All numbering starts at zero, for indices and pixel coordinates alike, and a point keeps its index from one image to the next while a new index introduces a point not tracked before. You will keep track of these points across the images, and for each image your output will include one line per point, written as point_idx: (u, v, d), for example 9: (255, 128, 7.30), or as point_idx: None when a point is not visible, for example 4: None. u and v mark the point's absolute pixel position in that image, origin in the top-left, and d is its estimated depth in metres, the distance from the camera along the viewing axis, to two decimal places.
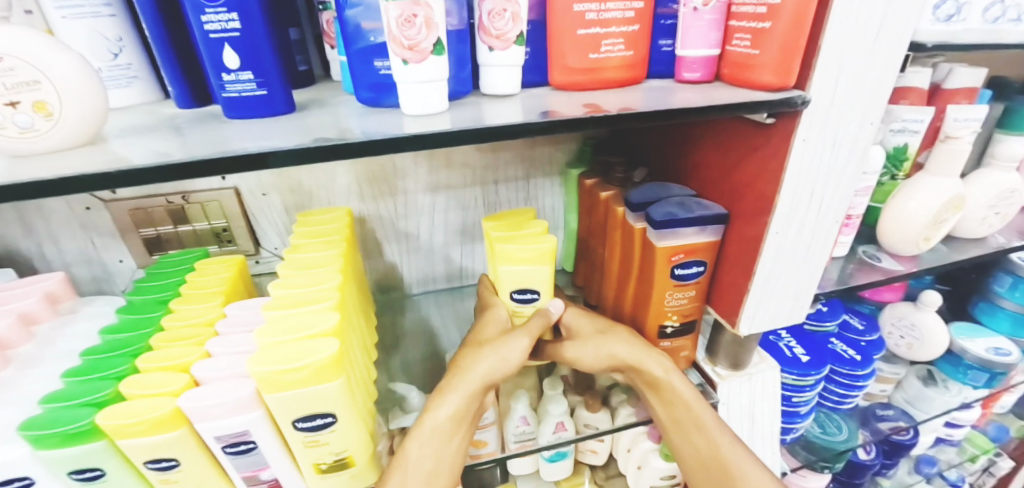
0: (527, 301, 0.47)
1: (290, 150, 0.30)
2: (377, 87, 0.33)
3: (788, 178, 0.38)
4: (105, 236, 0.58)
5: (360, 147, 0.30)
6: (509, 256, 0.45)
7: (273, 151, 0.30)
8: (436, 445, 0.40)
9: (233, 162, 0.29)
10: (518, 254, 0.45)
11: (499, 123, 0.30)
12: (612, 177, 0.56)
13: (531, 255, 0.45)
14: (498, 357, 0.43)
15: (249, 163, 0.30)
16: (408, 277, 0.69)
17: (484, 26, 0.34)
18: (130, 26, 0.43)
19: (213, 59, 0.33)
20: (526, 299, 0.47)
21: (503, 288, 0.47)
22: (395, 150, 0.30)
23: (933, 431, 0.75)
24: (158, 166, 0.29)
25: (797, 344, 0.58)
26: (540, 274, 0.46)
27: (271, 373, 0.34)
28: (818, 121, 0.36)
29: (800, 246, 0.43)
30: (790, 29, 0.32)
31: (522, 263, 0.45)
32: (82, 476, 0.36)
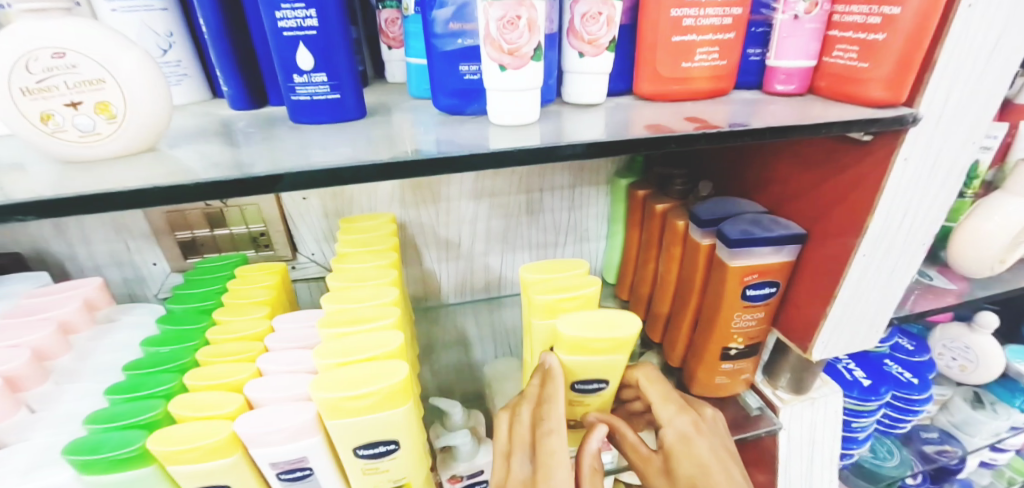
0: (591, 390, 0.41)
1: (370, 166, 0.28)
2: (461, 93, 0.31)
3: (882, 200, 0.36)
4: (139, 238, 0.58)
5: (440, 162, 0.28)
6: (578, 347, 0.38)
7: (352, 166, 0.27)
8: None
9: (307, 179, 0.27)
10: (590, 347, 0.38)
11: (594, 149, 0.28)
12: (669, 189, 0.53)
13: (606, 346, 0.38)
14: None
15: (327, 180, 0.28)
16: (446, 285, 0.67)
17: (575, 30, 0.31)
18: (181, 21, 0.41)
19: (286, 59, 0.30)
20: (591, 390, 0.41)
21: None
22: (485, 166, 0.28)
23: (977, 455, 0.73)
24: (231, 178, 0.27)
25: (857, 367, 0.56)
26: (612, 364, 0.40)
27: (336, 399, 0.32)
28: (922, 140, 0.34)
29: (883, 270, 0.40)
30: (907, 43, 0.30)
31: (593, 356, 0.39)
32: None
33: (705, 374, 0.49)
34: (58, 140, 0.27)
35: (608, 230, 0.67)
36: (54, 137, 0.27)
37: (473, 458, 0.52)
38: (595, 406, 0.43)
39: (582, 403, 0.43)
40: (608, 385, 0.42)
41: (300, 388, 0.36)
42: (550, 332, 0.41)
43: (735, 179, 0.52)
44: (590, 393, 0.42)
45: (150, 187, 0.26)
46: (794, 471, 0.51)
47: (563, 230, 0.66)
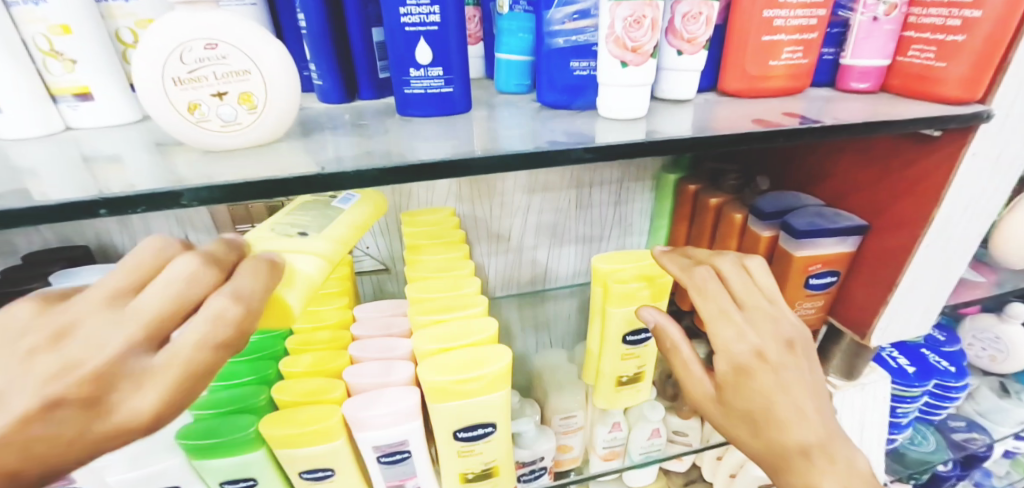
0: (639, 341, 0.45)
1: (497, 158, 0.29)
2: (570, 89, 0.32)
3: (950, 192, 0.38)
4: (200, 232, 0.60)
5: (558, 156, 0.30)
6: (627, 296, 0.42)
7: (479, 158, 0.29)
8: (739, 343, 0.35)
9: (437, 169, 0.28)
10: (636, 294, 0.43)
11: (698, 135, 0.30)
12: (724, 184, 0.55)
13: (649, 294, 0.43)
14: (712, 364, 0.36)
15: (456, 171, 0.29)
16: (493, 278, 0.69)
17: (675, 29, 0.33)
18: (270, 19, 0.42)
19: (405, 54, 0.32)
20: (640, 341, 0.45)
21: (613, 332, 0.44)
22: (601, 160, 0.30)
23: (1002, 443, 0.76)
24: (369, 168, 0.28)
25: (900, 355, 0.58)
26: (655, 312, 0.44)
27: (446, 382, 0.34)
28: (991, 136, 0.36)
29: (941, 261, 0.43)
30: (988, 44, 0.32)
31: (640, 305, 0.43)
32: (312, 476, 0.36)
33: None
34: (203, 130, 0.28)
35: (650, 224, 0.69)
36: (198, 126, 0.28)
37: (536, 445, 0.54)
38: (643, 361, 0.47)
39: (631, 357, 0.46)
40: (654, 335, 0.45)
41: (397, 373, 0.38)
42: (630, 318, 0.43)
43: (788, 174, 0.54)
44: (639, 345, 0.45)
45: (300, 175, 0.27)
46: None
47: (609, 223, 0.68)
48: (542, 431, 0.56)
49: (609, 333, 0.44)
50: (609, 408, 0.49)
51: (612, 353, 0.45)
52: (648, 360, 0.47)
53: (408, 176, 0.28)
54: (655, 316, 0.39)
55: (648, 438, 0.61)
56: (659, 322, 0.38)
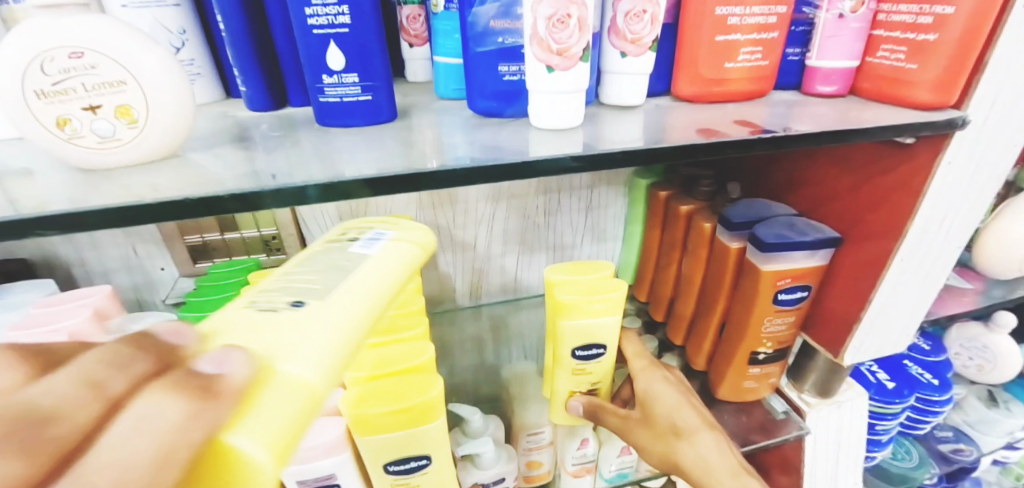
0: (591, 356, 0.42)
1: (409, 174, 0.26)
2: (503, 95, 0.29)
3: (925, 203, 0.35)
4: (149, 243, 0.57)
5: (476, 171, 0.27)
6: (577, 309, 0.40)
7: (386, 173, 0.26)
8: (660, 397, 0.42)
9: (343, 189, 0.26)
10: (586, 307, 0.40)
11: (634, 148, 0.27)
12: (696, 191, 0.52)
13: (603, 308, 0.40)
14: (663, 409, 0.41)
15: (366, 186, 0.26)
16: (460, 288, 0.66)
17: (617, 29, 0.30)
18: (195, 23, 0.40)
19: (315, 59, 0.29)
20: (590, 356, 0.42)
21: (562, 346, 0.41)
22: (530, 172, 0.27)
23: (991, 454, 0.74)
24: (265, 188, 0.25)
25: (880, 369, 0.55)
26: (609, 329, 0.41)
27: (367, 415, 0.31)
28: (967, 143, 0.33)
29: (918, 275, 0.40)
30: (961, 44, 0.29)
31: (589, 319, 0.40)
32: None
33: (731, 381, 0.48)
34: (76, 147, 0.25)
35: (625, 230, 0.66)
36: (71, 143, 0.25)
37: (496, 466, 0.52)
38: (598, 377, 0.44)
39: (583, 372, 0.43)
40: (607, 351, 0.42)
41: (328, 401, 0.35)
42: (580, 333, 0.40)
43: (760, 181, 0.51)
44: (591, 361, 0.42)
45: (190, 197, 0.24)
46: (819, 475, 0.50)
47: (581, 231, 0.65)
48: (503, 449, 0.54)
49: (558, 348, 0.42)
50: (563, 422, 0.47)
51: (562, 367, 0.43)
52: (602, 377, 0.44)
53: (310, 196, 0.26)
54: (585, 399, 0.44)
55: (618, 455, 0.59)
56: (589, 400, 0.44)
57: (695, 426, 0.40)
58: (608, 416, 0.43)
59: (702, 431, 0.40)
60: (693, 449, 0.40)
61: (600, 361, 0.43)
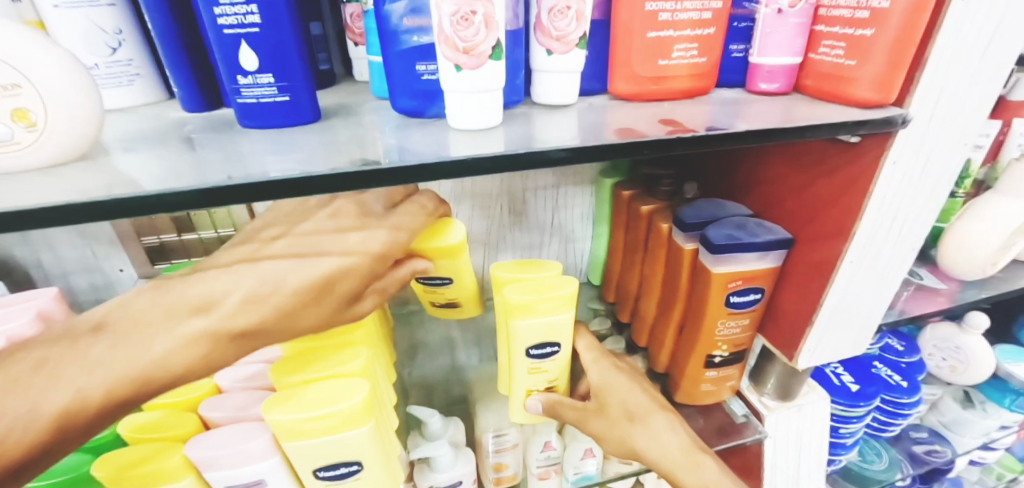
0: (546, 355, 0.41)
1: (284, 179, 0.25)
2: (422, 94, 0.29)
3: (872, 204, 0.34)
4: (104, 244, 0.56)
5: (356, 175, 0.25)
6: (527, 308, 0.38)
7: (288, 176, 0.25)
8: (619, 386, 0.42)
9: (210, 197, 0.24)
10: (537, 306, 0.38)
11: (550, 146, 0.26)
12: (657, 190, 0.51)
13: (553, 306, 0.39)
14: (621, 394, 0.42)
15: (234, 194, 0.24)
16: None
17: (542, 26, 0.29)
18: (132, 20, 0.40)
19: (229, 60, 0.29)
20: (544, 355, 0.40)
21: (516, 346, 0.40)
22: (412, 178, 0.26)
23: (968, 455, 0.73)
24: (157, 191, 0.24)
25: (845, 372, 0.54)
26: (561, 325, 0.40)
27: (292, 422, 0.31)
28: (913, 141, 0.32)
29: (870, 278, 0.39)
30: (898, 39, 0.28)
31: (541, 318, 0.39)
32: None
33: (689, 383, 0.47)
34: None
35: (593, 231, 0.65)
36: None
37: (452, 469, 0.51)
38: (554, 375, 0.42)
39: (539, 372, 0.42)
40: (562, 349, 0.41)
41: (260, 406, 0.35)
42: (535, 332, 0.39)
43: (721, 181, 0.50)
44: (545, 359, 0.41)
45: (99, 199, 0.23)
46: (780, 480, 0.50)
47: (548, 230, 0.64)
48: (461, 451, 0.54)
49: (512, 345, 0.40)
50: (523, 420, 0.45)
51: (517, 367, 0.41)
52: (558, 375, 0.42)
53: (207, 201, 0.24)
54: (544, 397, 0.42)
55: (581, 458, 0.59)
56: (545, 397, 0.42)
57: (647, 410, 0.42)
58: (569, 412, 0.41)
59: (653, 413, 0.42)
60: (646, 433, 0.41)
61: (557, 359, 0.41)
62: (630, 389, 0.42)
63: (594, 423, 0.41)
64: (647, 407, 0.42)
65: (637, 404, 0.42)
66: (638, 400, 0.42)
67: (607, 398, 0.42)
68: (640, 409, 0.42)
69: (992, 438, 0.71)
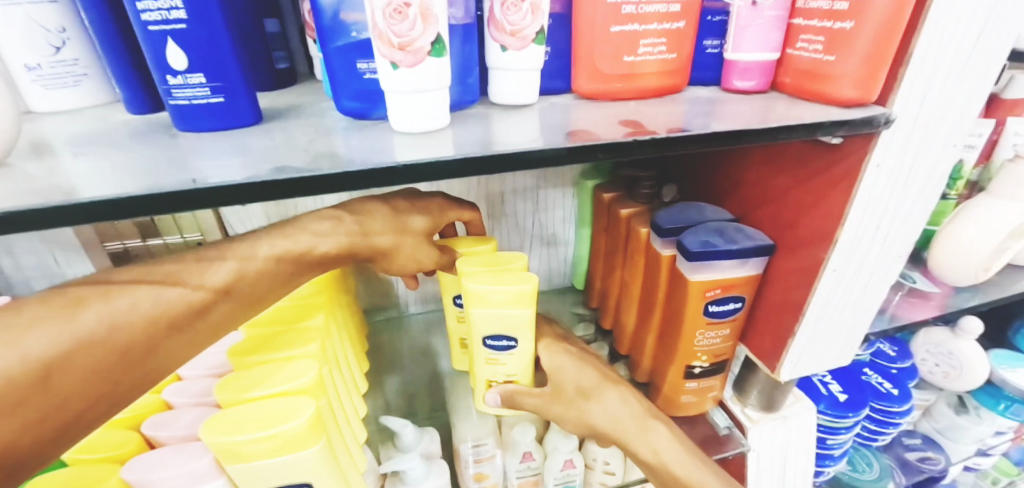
0: (502, 347, 0.38)
1: (232, 186, 0.22)
2: (364, 95, 0.27)
3: (855, 210, 0.32)
4: (68, 251, 0.50)
5: (282, 183, 0.23)
6: (482, 300, 0.37)
7: (207, 184, 0.22)
8: (572, 366, 0.39)
9: (154, 205, 0.22)
10: (491, 298, 0.36)
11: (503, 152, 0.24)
12: (636, 193, 0.49)
13: (505, 298, 0.36)
14: (573, 372, 0.39)
15: (181, 202, 0.22)
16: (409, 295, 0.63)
17: (496, 20, 0.27)
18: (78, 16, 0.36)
19: (156, 58, 0.27)
20: (500, 347, 0.38)
21: (472, 338, 0.39)
22: (373, 184, 0.23)
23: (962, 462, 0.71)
24: (51, 204, 0.21)
25: (833, 380, 0.52)
26: (519, 320, 0.37)
27: (232, 444, 0.29)
28: (897, 143, 0.30)
29: (855, 286, 0.37)
30: (879, 32, 0.26)
31: (496, 309, 0.37)
32: None
33: (668, 395, 0.45)
34: None
35: (576, 233, 0.63)
36: None
37: (424, 482, 0.49)
38: (513, 369, 0.39)
39: (496, 363, 0.39)
40: (521, 344, 0.38)
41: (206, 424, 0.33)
42: (491, 323, 0.37)
43: (702, 183, 0.48)
44: (501, 351, 0.39)
45: (35, 207, 0.21)
46: None
47: (529, 234, 0.62)
48: (435, 464, 0.52)
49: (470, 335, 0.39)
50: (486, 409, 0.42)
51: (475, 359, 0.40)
52: (518, 369, 0.39)
53: (112, 213, 0.22)
54: (504, 387, 0.40)
55: (561, 469, 0.56)
56: (500, 388, 0.40)
57: (599, 384, 0.39)
58: (527, 399, 0.39)
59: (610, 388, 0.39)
60: (601, 407, 0.39)
61: (514, 353, 0.39)
62: (582, 366, 0.40)
63: (551, 407, 0.39)
64: (598, 381, 0.40)
65: (590, 378, 0.39)
66: (591, 377, 0.39)
67: (562, 383, 0.39)
68: (593, 384, 0.39)
69: (986, 444, 0.69)
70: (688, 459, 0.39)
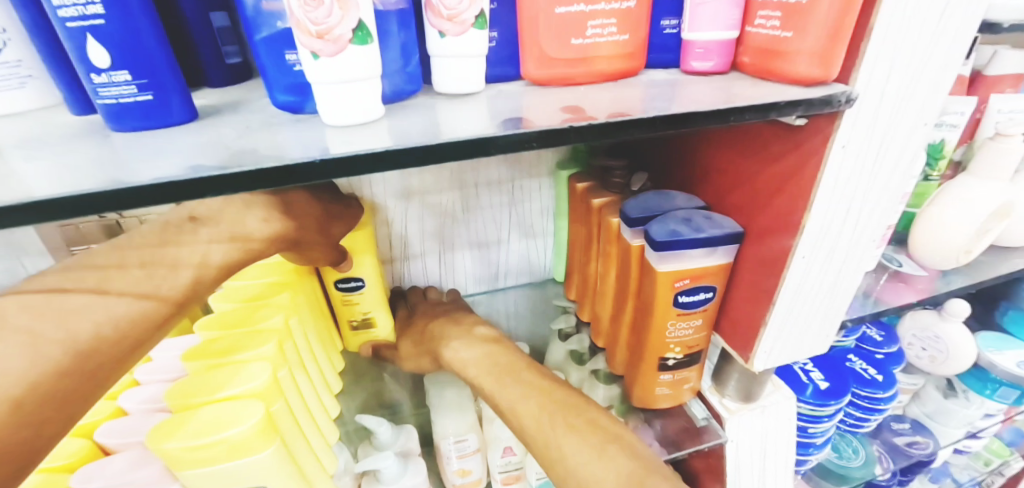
0: (353, 288, 0.52)
1: (152, 185, 0.21)
2: (295, 88, 0.26)
3: (821, 193, 0.31)
4: (33, 255, 0.49)
5: (193, 181, 0.21)
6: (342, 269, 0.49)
7: (122, 186, 0.21)
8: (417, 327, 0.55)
9: (68, 208, 0.20)
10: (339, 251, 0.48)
11: (435, 141, 0.23)
12: (608, 182, 0.48)
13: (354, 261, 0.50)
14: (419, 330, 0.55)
15: (92, 204, 0.21)
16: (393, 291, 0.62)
17: (432, 4, 0.26)
18: (15, 15, 0.34)
19: (77, 55, 0.25)
20: (350, 288, 0.51)
21: (328, 281, 0.51)
22: (305, 177, 0.22)
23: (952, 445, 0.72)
24: None
25: (815, 367, 0.51)
26: (363, 265, 0.50)
27: (180, 450, 0.29)
28: (863, 123, 0.29)
29: (828, 272, 0.35)
30: (836, 6, 0.25)
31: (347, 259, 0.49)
32: None
33: (643, 385, 0.44)
34: None
35: (554, 225, 0.62)
36: None
37: (400, 480, 0.49)
38: (368, 306, 0.53)
39: (355, 302, 0.53)
40: (366, 283, 0.52)
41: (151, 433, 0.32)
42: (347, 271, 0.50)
43: (676, 171, 0.47)
44: (355, 291, 0.52)
45: None
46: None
47: (505, 226, 0.61)
48: (411, 460, 0.52)
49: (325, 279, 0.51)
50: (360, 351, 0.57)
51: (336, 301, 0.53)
52: (372, 306, 0.53)
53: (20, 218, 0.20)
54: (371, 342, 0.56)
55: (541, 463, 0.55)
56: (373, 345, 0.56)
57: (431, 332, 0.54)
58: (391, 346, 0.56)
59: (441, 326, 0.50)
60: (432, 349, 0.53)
61: (363, 292, 0.52)
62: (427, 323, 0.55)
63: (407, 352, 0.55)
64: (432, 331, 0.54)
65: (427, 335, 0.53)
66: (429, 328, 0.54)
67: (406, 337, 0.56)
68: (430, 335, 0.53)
69: (974, 427, 0.69)
70: (557, 430, 0.37)
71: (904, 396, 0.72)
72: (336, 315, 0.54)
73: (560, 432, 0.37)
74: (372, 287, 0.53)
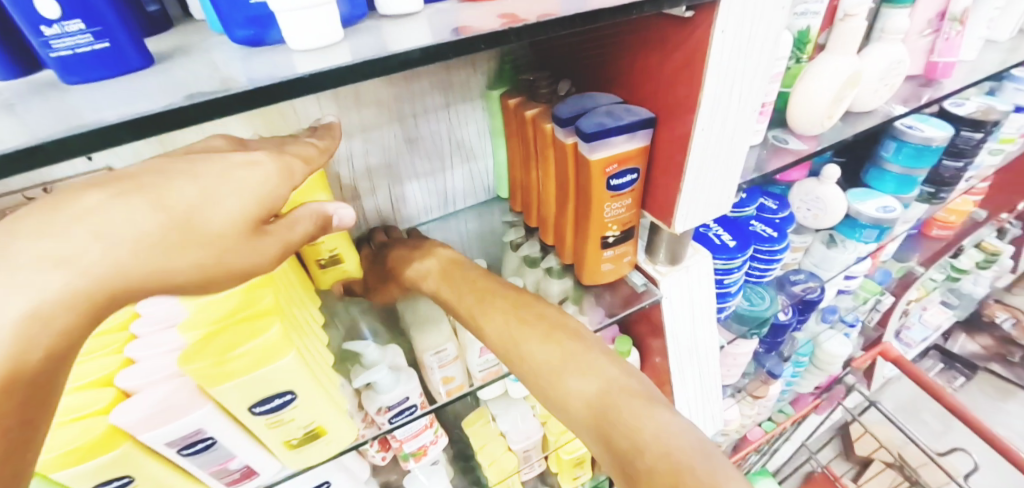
0: None
1: (152, 117, 0.23)
2: (254, 22, 0.28)
3: (711, 72, 0.38)
4: None
5: (189, 108, 0.24)
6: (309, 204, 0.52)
7: (124, 119, 0.23)
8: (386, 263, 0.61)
9: (69, 147, 0.22)
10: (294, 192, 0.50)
11: (396, 51, 0.27)
12: (537, 94, 0.53)
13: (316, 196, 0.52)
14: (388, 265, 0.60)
15: (97, 139, 0.23)
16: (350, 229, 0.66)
17: None
18: None
19: (21, 8, 0.26)
20: None
21: None
22: (286, 94, 0.25)
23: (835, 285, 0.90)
24: None
25: (724, 231, 0.62)
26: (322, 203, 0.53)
27: (209, 366, 0.33)
28: (736, 7, 0.36)
29: (724, 139, 0.43)
30: None
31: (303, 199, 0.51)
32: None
33: (591, 264, 0.53)
34: None
35: (492, 146, 0.67)
36: None
37: (395, 388, 0.56)
38: (332, 243, 0.57)
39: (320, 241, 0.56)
40: (327, 221, 0.55)
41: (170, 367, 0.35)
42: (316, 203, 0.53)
43: (594, 75, 0.53)
44: None
45: None
46: (679, 334, 0.58)
47: (447, 152, 0.65)
48: (402, 373, 0.58)
49: None
50: (333, 288, 0.61)
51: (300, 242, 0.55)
52: (337, 243, 0.57)
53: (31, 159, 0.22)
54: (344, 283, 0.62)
55: None
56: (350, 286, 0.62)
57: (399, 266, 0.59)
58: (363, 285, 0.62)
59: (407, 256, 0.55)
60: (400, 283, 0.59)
61: (325, 229, 0.55)
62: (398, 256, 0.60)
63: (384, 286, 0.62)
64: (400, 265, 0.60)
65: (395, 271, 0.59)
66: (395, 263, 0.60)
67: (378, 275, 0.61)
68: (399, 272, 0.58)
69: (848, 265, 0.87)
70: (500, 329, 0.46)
71: (800, 253, 0.87)
72: (303, 257, 0.57)
73: (516, 328, 0.46)
74: (332, 223, 0.56)
